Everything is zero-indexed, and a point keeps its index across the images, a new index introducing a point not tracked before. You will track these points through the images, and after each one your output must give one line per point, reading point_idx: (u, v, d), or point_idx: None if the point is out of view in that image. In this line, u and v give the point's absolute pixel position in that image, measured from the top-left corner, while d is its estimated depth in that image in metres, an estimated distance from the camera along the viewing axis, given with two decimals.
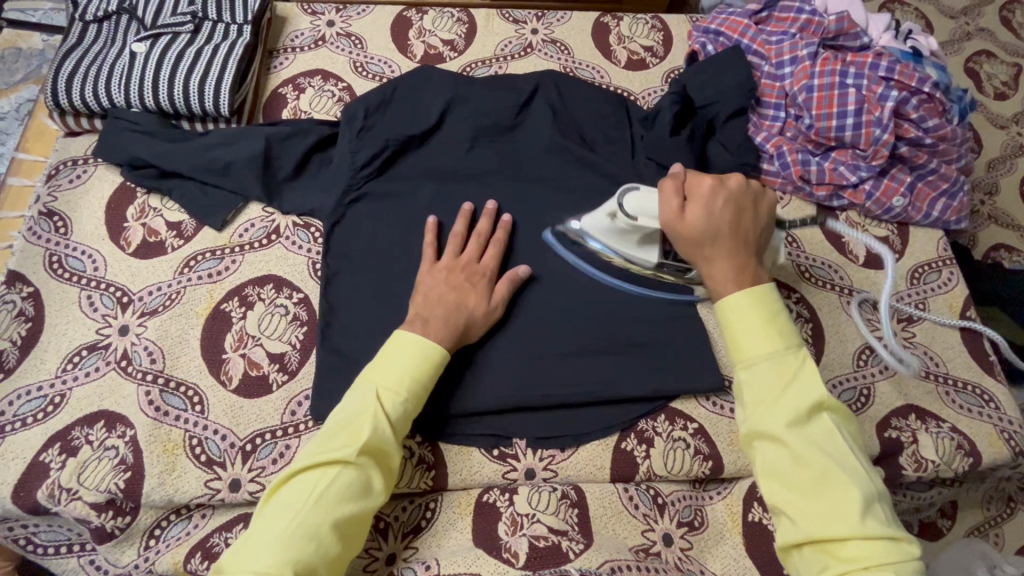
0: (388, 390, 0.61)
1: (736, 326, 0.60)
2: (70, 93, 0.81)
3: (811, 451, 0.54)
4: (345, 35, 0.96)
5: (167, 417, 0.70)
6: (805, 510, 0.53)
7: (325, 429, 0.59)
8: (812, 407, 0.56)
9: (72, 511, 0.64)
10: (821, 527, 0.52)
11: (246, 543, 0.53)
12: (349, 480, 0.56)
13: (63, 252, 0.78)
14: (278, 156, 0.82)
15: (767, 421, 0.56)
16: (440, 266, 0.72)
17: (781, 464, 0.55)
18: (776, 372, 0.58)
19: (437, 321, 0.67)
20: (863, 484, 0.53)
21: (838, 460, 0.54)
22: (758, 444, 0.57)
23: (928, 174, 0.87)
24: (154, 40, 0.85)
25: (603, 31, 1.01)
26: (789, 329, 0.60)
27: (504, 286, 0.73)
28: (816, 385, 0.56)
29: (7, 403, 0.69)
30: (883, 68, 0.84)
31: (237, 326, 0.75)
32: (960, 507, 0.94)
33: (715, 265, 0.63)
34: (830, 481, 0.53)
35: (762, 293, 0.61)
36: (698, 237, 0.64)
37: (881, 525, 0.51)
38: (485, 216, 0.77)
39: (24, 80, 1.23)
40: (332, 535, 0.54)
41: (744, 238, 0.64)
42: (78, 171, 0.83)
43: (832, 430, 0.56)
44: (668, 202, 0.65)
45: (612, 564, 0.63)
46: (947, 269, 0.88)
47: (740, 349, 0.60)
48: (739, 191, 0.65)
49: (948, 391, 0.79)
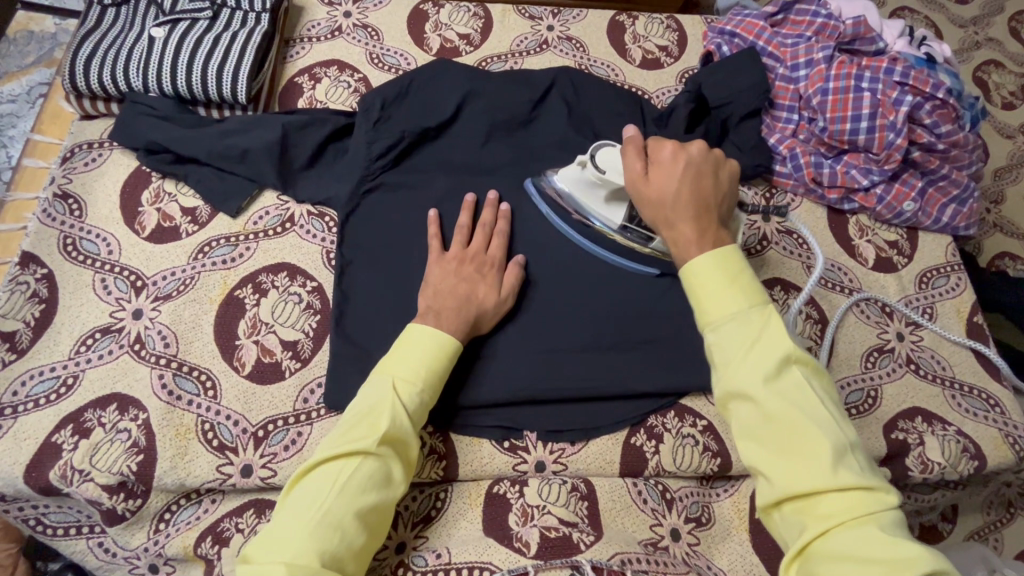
0: (404, 382, 0.61)
1: (700, 288, 0.58)
2: (87, 76, 0.81)
3: (781, 409, 0.53)
4: (362, 27, 0.96)
5: (180, 401, 0.70)
6: (780, 468, 0.52)
7: (345, 421, 0.59)
8: (780, 362, 0.54)
9: (84, 493, 0.65)
10: (793, 484, 0.51)
11: (271, 536, 0.53)
12: (370, 471, 0.56)
13: (77, 234, 0.78)
14: (295, 145, 0.82)
15: (739, 381, 0.54)
16: (449, 256, 0.72)
17: (754, 422, 0.54)
18: (743, 329, 0.56)
19: (450, 313, 0.67)
20: (834, 436, 0.52)
21: (807, 413, 0.53)
22: (732, 404, 0.56)
23: (939, 179, 0.88)
24: (173, 26, 0.85)
25: (618, 30, 1.02)
26: (755, 285, 0.58)
27: (513, 274, 0.73)
28: (783, 338, 0.54)
29: (19, 385, 0.69)
30: (898, 74, 0.85)
31: (250, 312, 0.75)
32: (960, 511, 0.94)
33: (677, 229, 0.62)
34: (802, 438, 0.52)
35: (726, 254, 0.59)
36: (659, 201, 0.63)
37: (853, 476, 0.50)
38: (488, 206, 0.77)
39: (36, 63, 1.23)
40: (356, 526, 0.54)
41: (707, 202, 0.63)
42: (93, 154, 0.83)
43: (802, 385, 0.54)
44: (631, 163, 0.65)
45: (622, 556, 0.63)
46: (956, 274, 0.89)
47: (707, 309, 0.58)
48: (701, 157, 0.64)
49: (954, 395, 0.80)
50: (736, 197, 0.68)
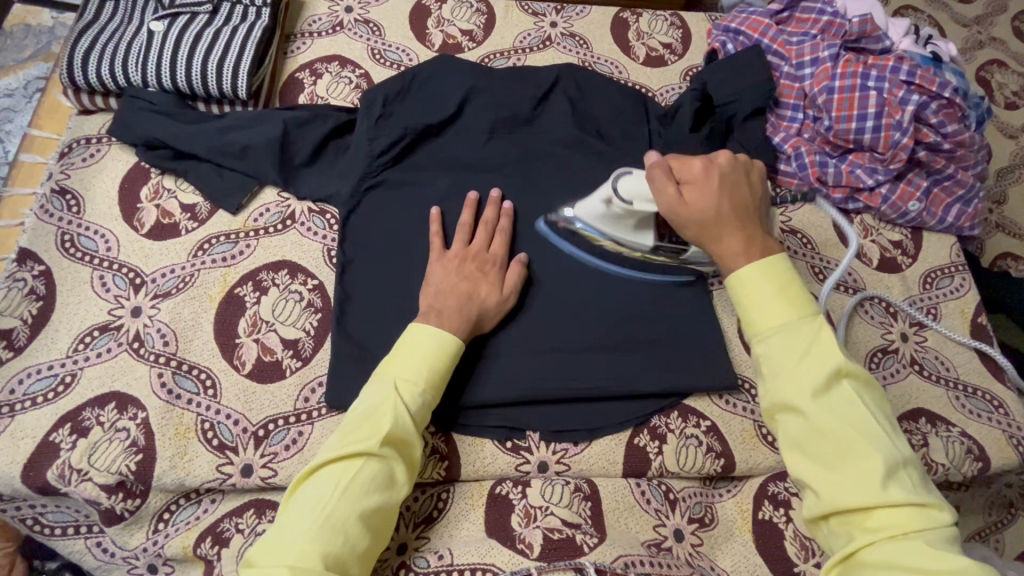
0: (406, 382, 0.60)
1: (748, 299, 0.60)
2: (85, 71, 0.80)
3: (830, 423, 0.54)
4: (363, 22, 0.95)
5: (179, 400, 0.69)
6: (830, 481, 0.53)
7: (346, 423, 0.59)
8: (830, 375, 0.55)
9: (82, 493, 0.64)
10: (842, 497, 0.52)
11: (275, 538, 0.53)
12: (373, 472, 0.56)
13: (75, 231, 0.77)
14: (295, 141, 0.81)
15: (788, 393, 0.56)
16: (451, 255, 0.71)
17: (801, 435, 0.55)
18: (793, 342, 0.57)
19: (451, 311, 0.66)
20: (885, 451, 0.52)
21: (858, 426, 0.54)
22: (780, 416, 0.57)
23: (944, 179, 0.88)
24: (172, 20, 0.84)
25: (622, 27, 1.01)
26: (804, 296, 0.60)
27: (515, 272, 0.72)
28: (834, 351, 0.56)
29: (16, 383, 0.68)
30: (905, 72, 0.84)
31: (250, 310, 0.74)
32: (962, 512, 0.94)
33: (722, 242, 0.63)
34: (852, 452, 0.53)
35: (775, 264, 0.61)
36: (700, 218, 0.63)
37: (904, 492, 0.51)
38: (490, 204, 0.76)
39: (33, 57, 1.22)
40: (359, 529, 0.54)
41: (745, 208, 0.64)
42: (91, 150, 0.82)
43: (853, 400, 0.55)
44: (664, 190, 0.65)
45: (626, 558, 0.61)
46: (960, 274, 0.88)
47: (755, 321, 0.60)
48: (731, 167, 0.65)
49: (958, 396, 0.80)
50: (767, 197, 0.69)
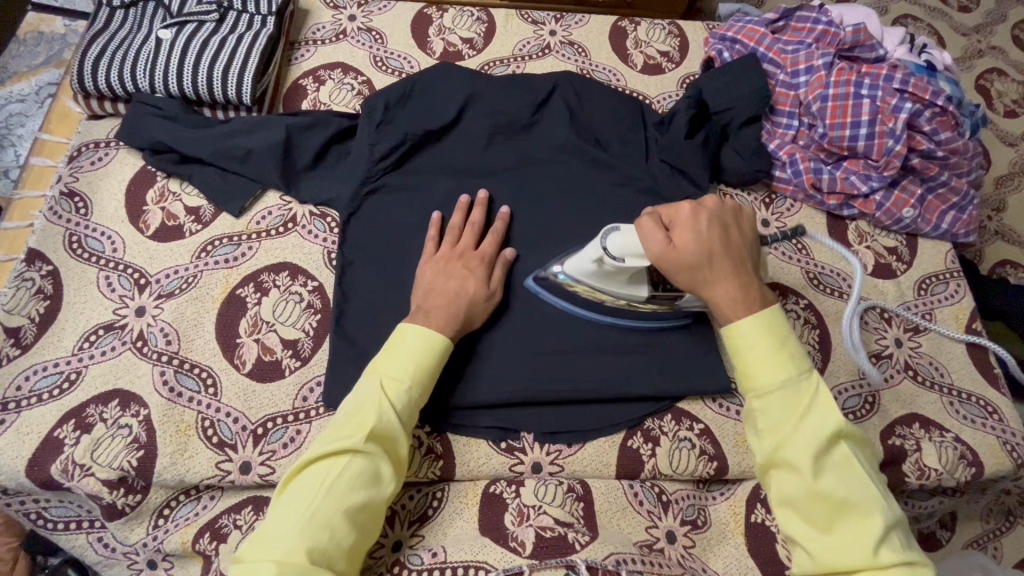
0: (391, 380, 0.61)
1: (747, 354, 0.61)
2: (95, 77, 0.83)
3: (826, 486, 0.55)
4: (366, 30, 0.98)
5: (180, 398, 0.70)
6: (821, 542, 0.55)
7: (333, 421, 0.60)
8: (829, 438, 0.57)
9: (84, 487, 0.65)
10: (834, 558, 0.54)
11: (262, 537, 0.54)
12: (358, 469, 0.57)
13: (82, 232, 0.79)
14: (299, 145, 0.83)
15: (788, 452, 0.57)
16: (438, 255, 0.73)
17: (796, 493, 0.57)
18: (791, 401, 0.59)
19: (440, 310, 0.67)
20: (878, 511, 0.55)
21: (852, 486, 0.56)
22: (775, 472, 0.59)
23: (938, 186, 0.89)
24: (180, 28, 0.86)
25: (620, 35, 1.02)
26: (800, 353, 0.61)
27: (501, 270, 0.74)
28: (831, 414, 0.58)
29: (23, 379, 0.70)
30: (898, 81, 0.85)
31: (252, 311, 0.76)
32: (959, 519, 0.94)
33: (717, 288, 0.63)
34: (846, 512, 0.55)
35: (768, 317, 0.62)
36: (692, 263, 0.63)
37: (894, 553, 0.53)
38: (479, 207, 0.78)
39: (45, 64, 1.25)
40: (346, 525, 0.55)
41: (738, 253, 0.65)
42: (100, 154, 0.84)
43: (849, 461, 0.57)
44: (652, 235, 0.63)
45: (617, 556, 0.62)
46: (955, 281, 0.89)
47: (752, 376, 0.61)
48: (719, 210, 0.66)
49: (952, 402, 0.80)
50: (759, 240, 0.70)
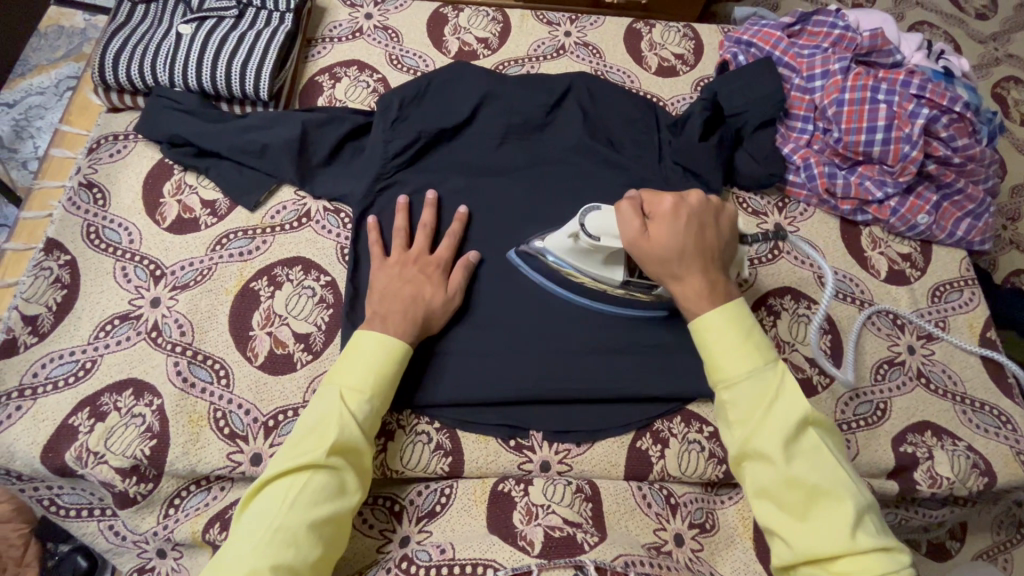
0: (351, 391, 0.62)
1: (714, 346, 0.61)
2: (116, 71, 0.84)
3: (798, 473, 0.55)
4: (382, 28, 0.98)
5: (193, 389, 0.71)
6: (798, 532, 0.54)
7: (293, 437, 0.60)
8: (798, 423, 0.57)
9: (98, 475, 0.66)
10: (811, 546, 0.53)
11: (222, 562, 0.53)
12: (321, 483, 0.57)
13: (100, 223, 0.80)
14: (314, 141, 0.83)
15: (759, 441, 0.57)
16: (391, 261, 0.73)
17: (770, 482, 0.56)
18: (759, 389, 0.59)
19: (396, 314, 0.67)
20: (852, 497, 0.54)
21: (824, 472, 0.56)
22: (748, 464, 0.58)
23: (954, 193, 0.88)
24: (200, 23, 0.87)
25: (635, 37, 1.02)
26: (764, 341, 0.61)
27: (460, 273, 0.74)
28: (797, 400, 0.58)
29: (39, 366, 0.71)
30: (915, 86, 0.85)
31: (265, 304, 0.76)
32: (969, 530, 0.93)
33: (685, 282, 0.64)
34: (820, 498, 0.55)
35: (733, 309, 0.62)
36: (663, 255, 0.64)
37: (872, 537, 0.52)
38: (428, 207, 0.78)
39: (65, 57, 1.26)
40: (311, 539, 0.55)
41: (711, 251, 0.65)
42: (118, 146, 0.85)
43: (819, 445, 0.57)
44: (629, 223, 0.65)
45: (626, 558, 0.60)
46: (969, 289, 0.88)
47: (721, 367, 0.60)
48: (702, 208, 0.66)
49: (965, 410, 0.79)
50: (737, 240, 0.70)
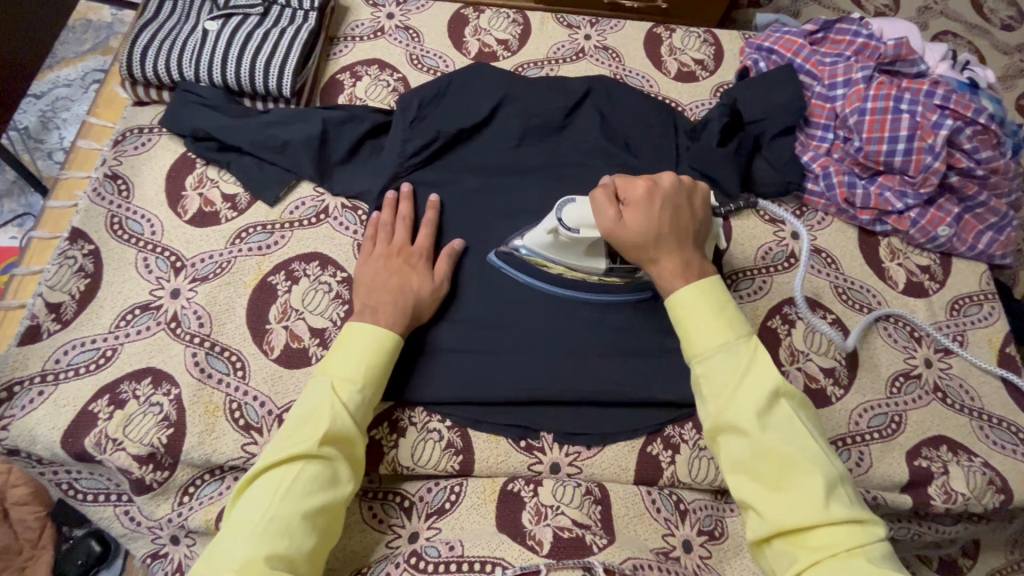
0: (342, 382, 0.63)
1: (689, 321, 0.61)
2: (143, 66, 0.85)
3: (770, 443, 0.55)
4: (403, 28, 0.99)
5: (210, 379, 0.72)
6: (771, 504, 0.54)
7: (286, 428, 0.61)
8: (769, 395, 0.56)
9: (115, 461, 0.67)
10: (784, 517, 0.53)
11: (216, 552, 0.53)
12: (313, 473, 0.57)
13: (124, 214, 0.81)
14: (333, 139, 0.84)
15: (731, 413, 0.57)
16: (377, 252, 0.74)
17: (743, 456, 0.56)
18: (730, 362, 0.58)
19: (386, 306, 0.69)
20: (824, 468, 0.54)
21: (796, 443, 0.55)
22: (722, 438, 0.58)
23: (976, 206, 0.87)
24: (226, 20, 0.89)
25: (655, 41, 1.02)
26: (739, 316, 0.61)
27: (444, 260, 0.75)
28: (769, 372, 0.57)
29: (61, 353, 0.72)
30: (939, 97, 0.84)
31: (281, 298, 0.77)
32: (982, 548, 0.92)
33: (661, 265, 0.64)
34: (792, 470, 0.54)
35: (707, 286, 0.63)
36: (639, 240, 0.65)
37: (844, 509, 0.52)
38: (405, 199, 0.79)
39: (92, 50, 1.29)
40: (305, 529, 0.55)
41: (685, 232, 0.66)
42: (143, 139, 0.86)
43: (790, 417, 0.57)
44: (605, 212, 0.66)
45: (634, 561, 0.61)
46: (989, 302, 0.87)
47: (695, 341, 0.60)
48: (673, 190, 0.67)
49: (982, 426, 0.78)
50: (710, 216, 0.71)
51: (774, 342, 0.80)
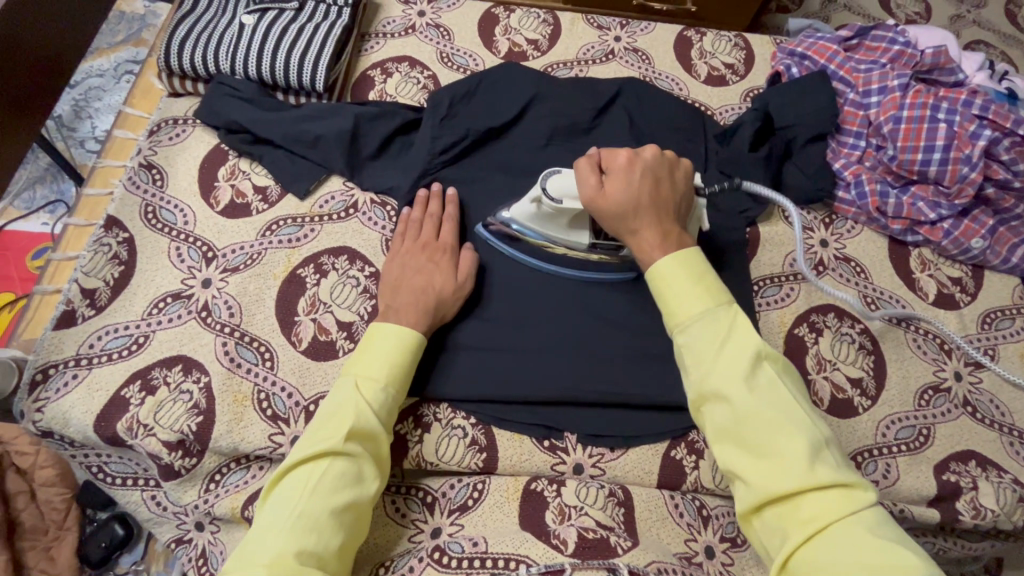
0: (367, 380, 0.63)
1: (666, 290, 0.61)
2: (180, 58, 0.87)
3: (755, 408, 0.53)
4: (434, 26, 1.00)
5: (239, 369, 0.73)
6: (756, 471, 0.52)
7: (313, 426, 0.61)
8: (750, 360, 0.55)
9: (146, 446, 0.68)
10: (771, 484, 0.51)
11: (246, 548, 0.53)
12: (340, 469, 0.58)
13: (157, 204, 0.82)
14: (364, 135, 0.85)
15: (713, 380, 0.55)
16: (405, 249, 0.75)
17: (727, 424, 0.54)
18: (710, 329, 0.57)
19: (408, 306, 0.69)
20: (810, 433, 0.52)
21: (782, 410, 0.53)
22: (706, 407, 0.57)
23: (1011, 219, 0.86)
24: (262, 14, 0.90)
25: (685, 44, 1.02)
26: (719, 286, 0.61)
27: (465, 256, 0.75)
28: (749, 337, 0.56)
29: (95, 338, 0.73)
30: (977, 106, 0.82)
31: (310, 291, 0.78)
32: (1005, 565, 0.91)
33: (641, 237, 0.65)
34: (778, 434, 0.52)
35: (686, 256, 0.62)
36: (618, 210, 0.65)
37: (831, 472, 0.50)
38: (436, 198, 0.79)
39: (125, 41, 1.31)
40: (333, 525, 0.55)
41: (665, 203, 0.66)
42: (178, 129, 0.88)
43: (772, 380, 0.55)
44: (587, 179, 0.67)
45: (658, 564, 0.60)
46: (1022, 317, 0.86)
47: (674, 310, 0.60)
48: (655, 162, 0.67)
49: (1013, 442, 0.77)
50: (692, 191, 0.71)
51: (800, 350, 0.79)
